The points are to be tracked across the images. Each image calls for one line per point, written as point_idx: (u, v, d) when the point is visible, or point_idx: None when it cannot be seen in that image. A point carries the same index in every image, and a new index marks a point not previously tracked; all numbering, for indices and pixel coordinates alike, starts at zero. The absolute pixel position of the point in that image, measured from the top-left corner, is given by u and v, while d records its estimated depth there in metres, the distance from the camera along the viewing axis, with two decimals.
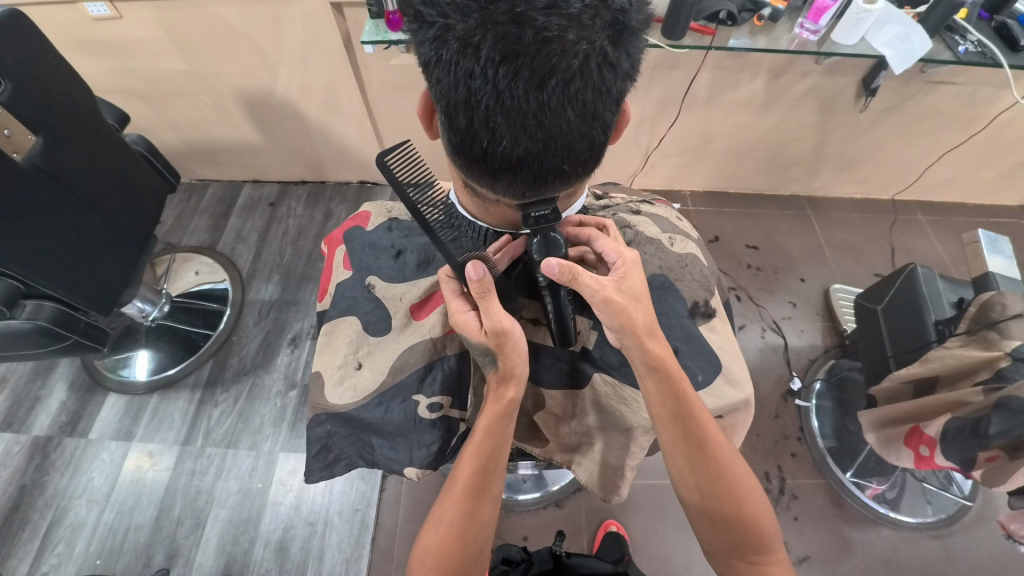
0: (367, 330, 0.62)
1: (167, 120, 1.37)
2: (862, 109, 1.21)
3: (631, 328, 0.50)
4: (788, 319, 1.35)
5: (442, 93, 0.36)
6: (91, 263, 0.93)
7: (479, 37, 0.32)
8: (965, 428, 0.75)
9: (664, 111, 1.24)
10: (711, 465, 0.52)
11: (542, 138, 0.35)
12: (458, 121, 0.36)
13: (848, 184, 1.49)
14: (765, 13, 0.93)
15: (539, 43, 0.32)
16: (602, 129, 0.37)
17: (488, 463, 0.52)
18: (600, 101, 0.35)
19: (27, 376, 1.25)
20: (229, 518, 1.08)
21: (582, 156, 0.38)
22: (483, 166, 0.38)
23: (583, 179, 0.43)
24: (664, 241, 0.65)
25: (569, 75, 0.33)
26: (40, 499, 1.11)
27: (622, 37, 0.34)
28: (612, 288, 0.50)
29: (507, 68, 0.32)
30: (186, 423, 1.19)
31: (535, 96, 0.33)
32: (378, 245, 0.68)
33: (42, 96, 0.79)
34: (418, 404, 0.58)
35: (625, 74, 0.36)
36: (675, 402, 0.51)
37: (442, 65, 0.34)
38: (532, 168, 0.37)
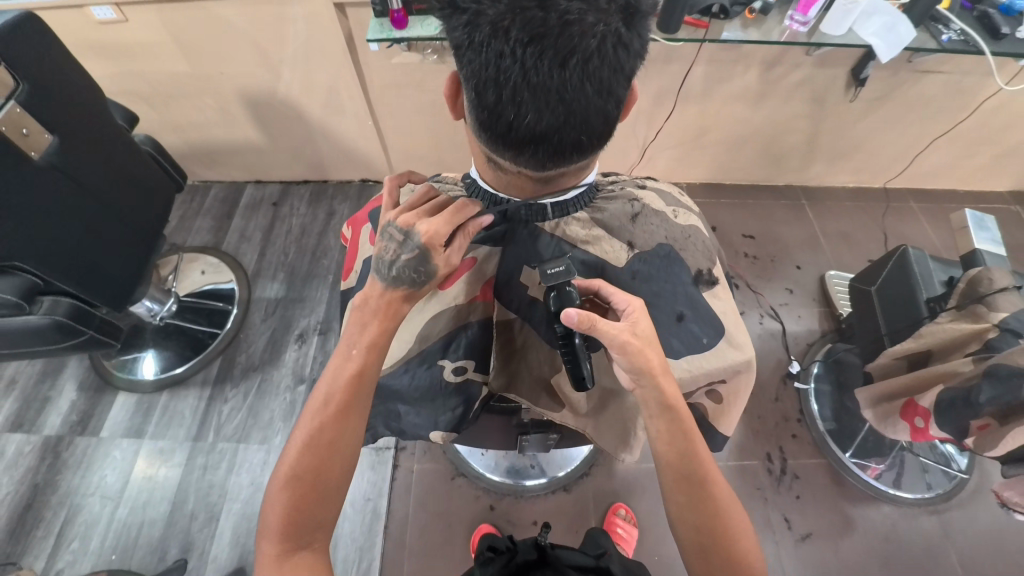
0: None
1: (171, 122, 1.39)
2: (852, 99, 1.24)
3: (647, 369, 0.51)
4: (786, 305, 1.38)
5: (472, 74, 0.38)
6: (104, 260, 0.94)
7: (508, 21, 0.35)
8: (958, 398, 0.78)
9: (660, 104, 1.27)
10: (709, 504, 0.51)
11: (564, 113, 0.38)
12: (486, 98, 0.39)
13: (841, 173, 1.53)
14: (756, 6, 0.97)
15: (562, 25, 0.35)
16: (616, 104, 0.40)
17: (348, 388, 0.53)
18: (615, 78, 0.38)
19: (35, 377, 1.26)
20: (242, 511, 1.10)
21: (598, 130, 0.41)
22: (507, 140, 0.41)
23: (596, 153, 0.46)
24: (669, 214, 0.67)
25: (589, 54, 0.36)
26: (53, 498, 1.12)
27: (635, 19, 0.37)
28: (630, 335, 0.51)
29: (533, 49, 0.35)
30: (196, 419, 1.21)
31: (558, 74, 0.36)
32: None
33: (57, 96, 0.81)
34: (443, 368, 0.61)
35: (637, 53, 0.38)
36: (682, 441, 0.52)
37: (472, 47, 0.37)
38: (553, 141, 0.40)
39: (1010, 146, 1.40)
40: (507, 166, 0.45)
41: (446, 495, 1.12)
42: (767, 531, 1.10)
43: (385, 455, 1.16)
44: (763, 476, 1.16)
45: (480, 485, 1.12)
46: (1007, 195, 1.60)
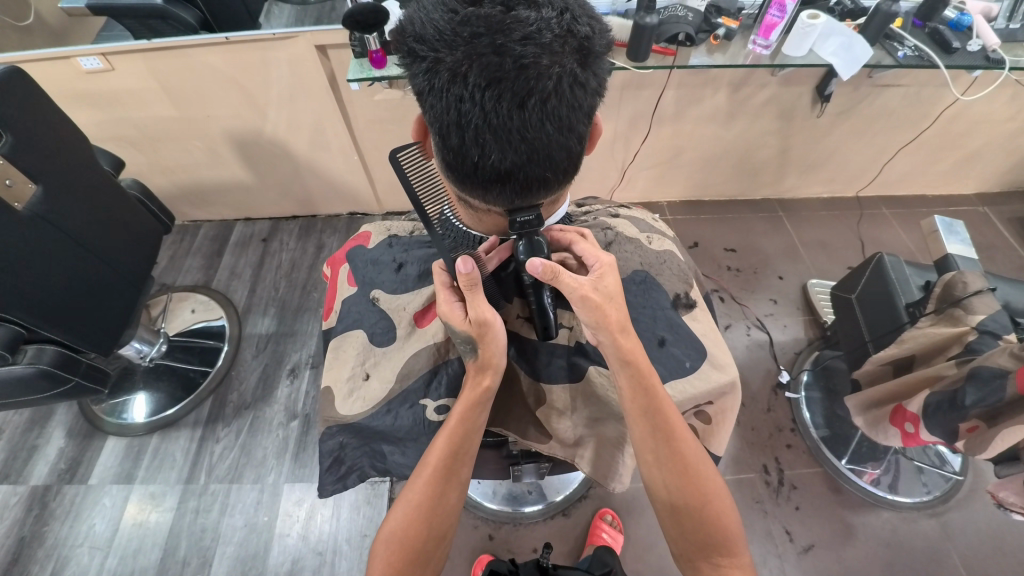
0: (372, 342, 0.65)
1: (158, 165, 1.41)
2: (819, 114, 1.29)
3: (607, 326, 0.53)
4: (771, 316, 1.41)
5: (435, 117, 0.40)
6: (91, 305, 0.94)
7: (466, 67, 0.36)
8: (943, 401, 0.79)
9: (636, 127, 1.32)
10: (675, 456, 0.53)
11: (526, 151, 0.40)
12: (451, 140, 0.40)
13: (815, 184, 1.57)
14: (720, 33, 1.02)
15: (518, 69, 0.36)
16: (577, 140, 0.42)
17: (460, 449, 0.53)
18: (574, 115, 0.39)
19: (23, 426, 1.25)
20: (237, 554, 1.08)
21: (562, 164, 0.43)
22: (475, 178, 0.43)
23: (565, 185, 0.48)
24: (643, 240, 0.70)
25: (546, 95, 0.37)
26: (40, 550, 1.09)
27: (589, 59, 0.39)
28: (590, 288, 0.52)
29: (492, 92, 0.37)
30: (188, 461, 1.19)
31: (517, 115, 0.38)
32: (380, 265, 0.70)
33: (42, 147, 0.83)
34: (426, 407, 0.61)
35: (594, 92, 0.40)
36: (645, 397, 0.53)
37: (434, 92, 0.38)
38: (520, 176, 0.42)
39: (972, 151, 1.46)
40: (478, 202, 0.47)
41: None
42: (768, 544, 1.09)
43: (380, 488, 1.15)
44: (761, 488, 1.15)
45: (477, 513, 1.11)
46: (975, 197, 1.66)
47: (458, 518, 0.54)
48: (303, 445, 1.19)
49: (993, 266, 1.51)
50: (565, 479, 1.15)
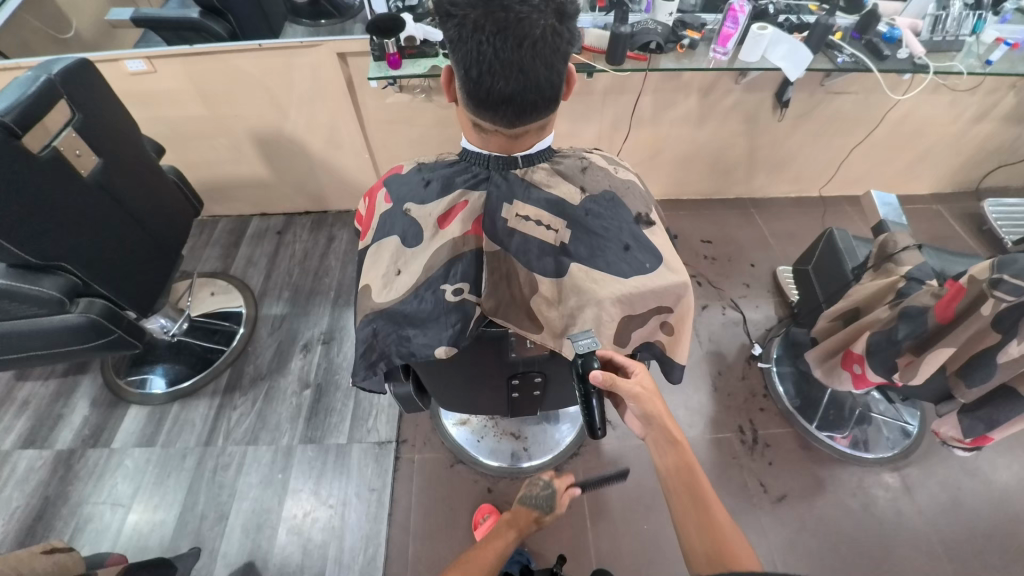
0: (404, 244, 0.64)
1: (185, 162, 1.55)
2: (779, 118, 1.47)
3: (655, 411, 0.65)
4: (744, 297, 1.54)
5: (460, 58, 0.54)
6: (133, 269, 1.05)
7: (482, 19, 0.51)
8: (882, 340, 0.92)
9: (617, 128, 1.49)
10: (709, 522, 0.57)
11: (523, 81, 0.54)
12: (470, 73, 0.54)
13: (781, 183, 1.74)
14: (685, 42, 1.20)
15: (517, 21, 0.51)
16: (559, 77, 0.56)
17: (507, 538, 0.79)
18: (556, 57, 0.54)
19: (49, 397, 1.33)
20: (251, 509, 1.15)
21: (549, 94, 0.57)
22: (487, 103, 0.56)
23: (550, 114, 0.62)
24: (610, 169, 0.72)
25: (537, 39, 0.52)
26: (64, 507, 1.16)
27: (566, 18, 0.54)
28: (644, 391, 0.64)
29: (499, 36, 0.51)
30: (206, 426, 1.27)
31: (517, 53, 0.52)
32: (411, 181, 0.68)
33: (103, 127, 0.97)
34: (445, 291, 0.61)
35: (570, 41, 0.55)
36: (683, 468, 0.62)
37: (459, 40, 0.53)
38: (518, 100, 0.56)
39: (919, 152, 1.64)
40: (487, 125, 0.61)
41: (446, 482, 1.19)
42: (744, 495, 1.19)
43: (387, 448, 1.24)
44: (738, 446, 1.26)
45: (478, 470, 1.20)
46: (929, 196, 1.84)
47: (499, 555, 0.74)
48: (315, 411, 1.29)
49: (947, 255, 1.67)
50: (558, 438, 1.25)
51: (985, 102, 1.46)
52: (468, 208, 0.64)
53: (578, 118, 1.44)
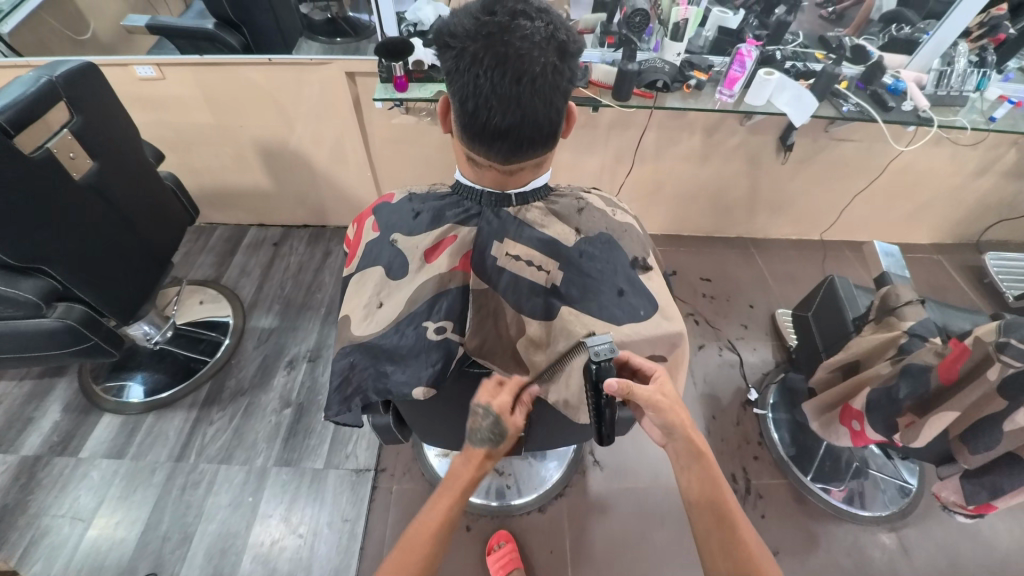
0: (388, 276, 0.63)
1: (187, 168, 1.54)
2: (783, 160, 1.47)
3: (679, 422, 0.59)
4: (742, 339, 1.51)
5: (457, 90, 0.53)
6: (120, 275, 1.03)
7: (481, 52, 0.49)
8: (882, 396, 0.89)
9: (622, 161, 1.48)
10: (740, 550, 0.53)
11: (520, 118, 0.52)
12: (467, 106, 0.53)
13: (783, 225, 1.73)
14: (692, 83, 1.21)
15: (517, 56, 0.49)
16: (558, 115, 0.55)
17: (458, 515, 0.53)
18: (556, 95, 0.52)
19: (22, 399, 1.28)
20: (218, 532, 1.10)
21: (547, 131, 0.55)
22: (482, 136, 0.55)
23: (548, 151, 0.60)
24: (608, 212, 0.70)
25: (536, 76, 0.50)
26: (22, 518, 1.10)
27: (568, 57, 0.52)
28: (661, 394, 0.58)
29: (497, 70, 0.49)
30: (180, 440, 1.23)
31: (515, 88, 0.50)
32: (402, 209, 0.68)
33: (103, 131, 0.96)
34: (427, 329, 0.59)
35: (571, 80, 0.53)
36: (708, 485, 0.57)
37: (457, 71, 0.52)
38: (514, 135, 0.54)
39: (921, 201, 1.64)
40: (482, 159, 0.59)
41: None
42: None
43: (365, 476, 1.19)
44: None
45: None
46: (930, 246, 1.83)
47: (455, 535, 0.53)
48: (294, 432, 1.24)
49: None
50: (543, 475, 1.20)
51: (987, 158, 1.46)
52: (457, 242, 0.63)
53: (581, 148, 1.44)
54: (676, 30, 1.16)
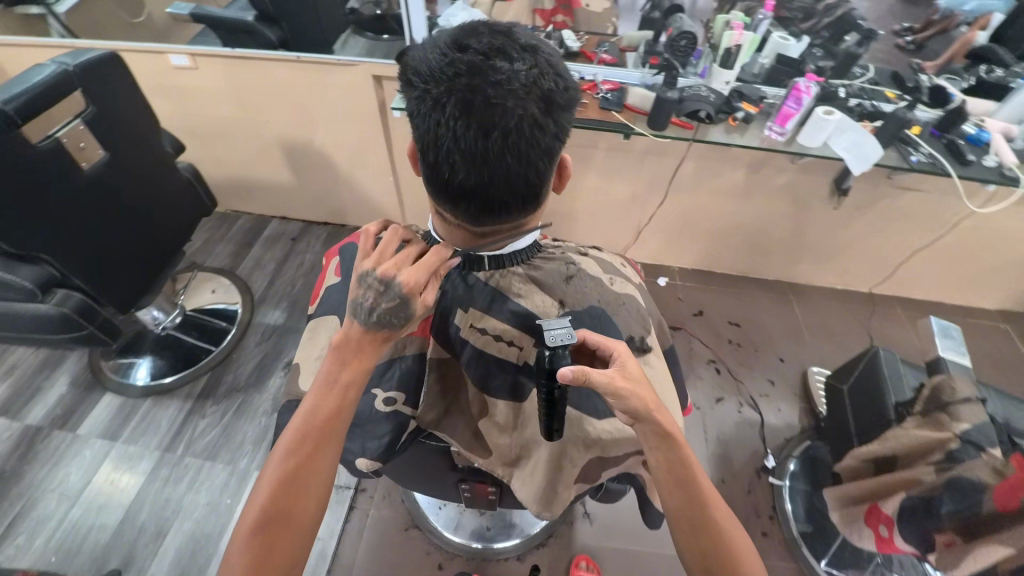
0: (343, 329, 0.59)
1: (214, 157, 1.55)
2: (836, 206, 1.32)
3: (642, 407, 0.51)
4: (766, 396, 1.38)
5: (418, 136, 0.46)
6: (122, 265, 1.03)
7: (445, 97, 0.43)
8: (919, 507, 0.77)
9: (654, 190, 1.38)
10: (716, 539, 0.50)
11: (486, 176, 0.45)
12: (428, 156, 0.47)
13: (828, 273, 1.57)
14: (739, 115, 1.08)
15: (487, 105, 0.42)
16: (536, 176, 0.47)
17: (326, 429, 0.49)
18: (533, 154, 0.45)
19: (34, 368, 1.32)
20: (191, 531, 1.09)
21: (521, 193, 0.48)
22: (446, 191, 0.48)
23: (526, 213, 0.53)
24: (604, 280, 0.66)
25: (507, 131, 0.43)
26: (14, 488, 1.13)
27: (551, 109, 0.45)
28: (621, 378, 0.50)
29: (461, 120, 0.43)
30: (172, 430, 1.24)
31: (481, 142, 0.43)
32: (365, 254, 0.63)
33: (118, 123, 0.96)
34: (375, 397, 0.55)
35: (555, 136, 0.46)
36: (677, 463, 0.51)
37: (419, 116, 0.45)
38: (481, 194, 0.47)
39: (994, 265, 1.45)
40: (449, 215, 0.53)
41: (396, 546, 1.09)
42: None
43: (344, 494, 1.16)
44: None
45: (433, 539, 1.10)
46: (999, 314, 1.61)
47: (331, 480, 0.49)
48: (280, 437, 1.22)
49: (1013, 387, 1.44)
50: (527, 522, 1.13)
51: None
52: None
53: (611, 173, 1.35)
54: (727, 55, 1.05)
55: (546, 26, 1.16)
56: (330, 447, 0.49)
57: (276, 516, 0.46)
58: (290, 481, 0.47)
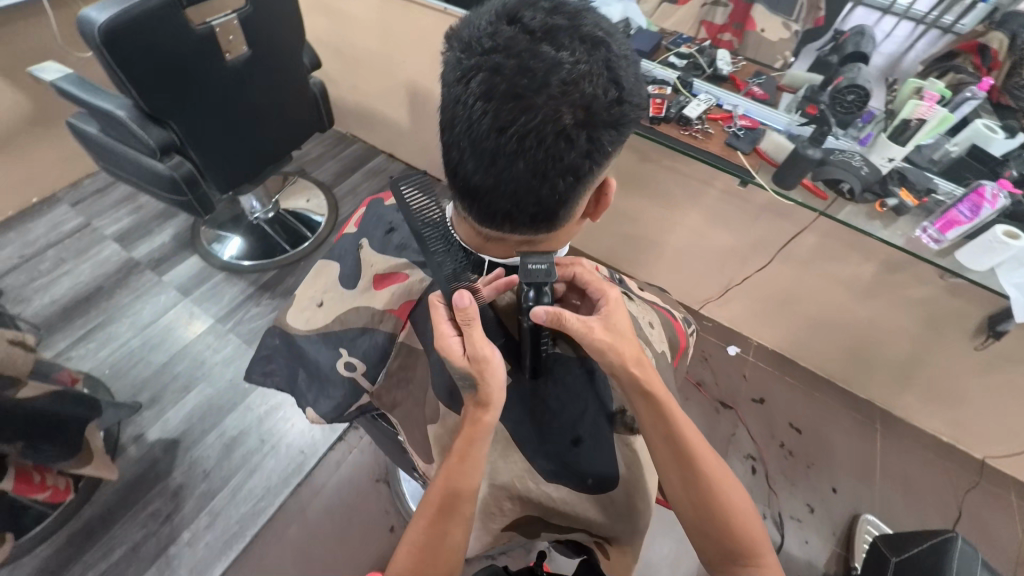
0: (339, 281, 0.65)
1: (349, 81, 1.64)
2: (977, 347, 1.05)
3: (619, 360, 0.55)
4: (796, 522, 1.18)
5: (443, 110, 0.45)
6: (233, 152, 1.13)
7: (473, 75, 0.40)
8: None
9: (757, 252, 1.21)
10: (707, 490, 0.55)
11: (494, 175, 0.43)
12: (446, 134, 0.45)
13: (940, 421, 1.28)
14: (890, 202, 0.78)
15: (512, 95, 0.39)
16: (550, 191, 0.44)
17: (455, 490, 0.51)
18: (549, 166, 0.42)
19: (155, 213, 1.54)
20: (209, 398, 1.21)
21: (529, 207, 0.45)
22: (455, 179, 0.47)
23: (537, 230, 0.50)
24: None
25: (525, 131, 0.40)
26: (104, 303, 1.33)
27: (586, 120, 0.41)
28: (601, 329, 0.55)
29: (481, 105, 0.40)
30: (230, 306, 1.37)
31: (495, 136, 0.41)
32: (382, 216, 0.68)
33: (268, 26, 1.04)
34: (339, 357, 0.61)
35: (581, 153, 0.42)
36: (665, 423, 0.56)
37: (448, 87, 0.43)
38: (486, 193, 0.45)
39: None
40: (459, 207, 0.51)
41: (361, 492, 1.12)
42: None
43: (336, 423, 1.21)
44: None
45: (397, 502, 1.11)
46: None
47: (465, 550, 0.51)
48: None
49: None
50: None
51: None
52: (405, 285, 0.62)
53: (716, 218, 1.20)
54: (900, 128, 0.76)
55: (705, 41, 0.93)
56: (476, 448, 0.51)
57: None
58: (450, 502, 0.51)
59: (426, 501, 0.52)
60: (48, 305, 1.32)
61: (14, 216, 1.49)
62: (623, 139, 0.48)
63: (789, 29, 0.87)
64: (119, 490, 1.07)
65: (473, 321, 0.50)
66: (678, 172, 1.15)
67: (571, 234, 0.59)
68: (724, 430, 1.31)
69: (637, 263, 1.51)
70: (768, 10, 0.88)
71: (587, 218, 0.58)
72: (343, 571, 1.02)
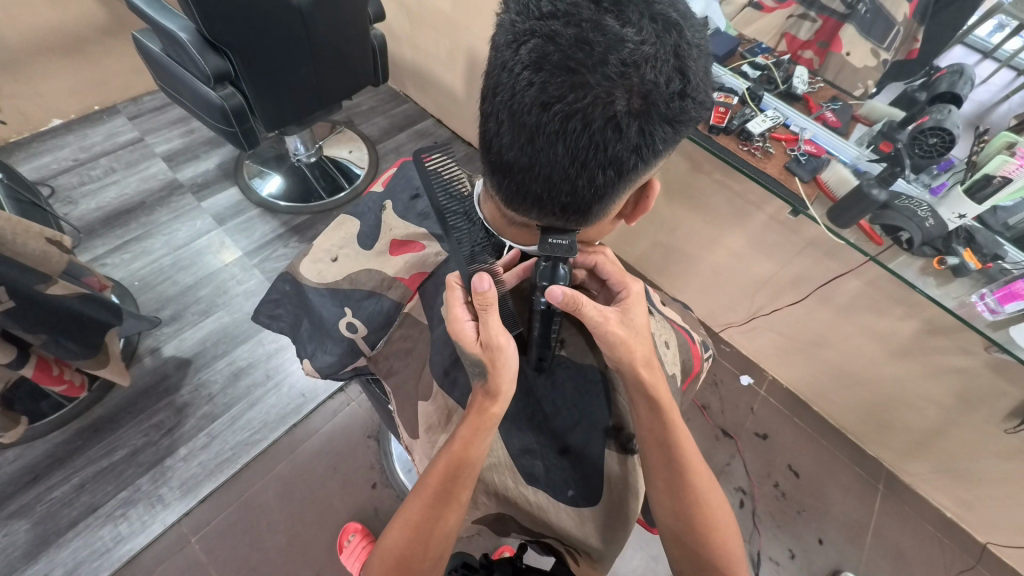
0: (357, 239, 0.65)
1: (409, 39, 1.61)
2: (1009, 431, 0.98)
3: (629, 358, 0.53)
4: (773, 564, 1.16)
5: (488, 76, 0.43)
6: (284, 93, 1.14)
7: (525, 40, 0.38)
8: None
9: (794, 286, 1.15)
10: (691, 501, 0.54)
11: (530, 154, 0.41)
12: (487, 103, 0.43)
13: (950, 498, 1.21)
14: (949, 261, 0.72)
15: (564, 69, 0.37)
16: (587, 182, 0.42)
17: (455, 475, 0.50)
18: (591, 154, 0.40)
19: (204, 139, 1.58)
20: (226, 326, 1.25)
21: (561, 195, 0.43)
22: (489, 153, 0.45)
23: (565, 223, 0.48)
24: None
25: (571, 111, 0.38)
26: (144, 218, 1.39)
27: (640, 109, 0.38)
28: (614, 323, 0.53)
29: (529, 75, 0.38)
30: (259, 241, 1.40)
31: (537, 113, 0.39)
32: (410, 179, 0.67)
33: None
34: (343, 316, 0.62)
35: (628, 145, 0.40)
36: (662, 430, 0.54)
37: (497, 50, 0.41)
38: (518, 172, 0.43)
39: None
40: (487, 185, 0.50)
41: (351, 444, 1.14)
42: None
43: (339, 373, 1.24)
44: None
45: (383, 461, 1.13)
46: None
47: (458, 536, 0.51)
48: None
49: None
50: None
51: None
52: (420, 255, 0.62)
53: (757, 243, 1.14)
54: (980, 184, 0.66)
55: (783, 55, 0.87)
56: (481, 439, 0.51)
57: (403, 564, 0.48)
58: (446, 488, 0.50)
59: (423, 482, 0.51)
60: (94, 210, 1.38)
61: (76, 120, 1.56)
62: (676, 138, 0.45)
63: (877, 57, 0.79)
64: (130, 396, 1.13)
65: (490, 307, 0.48)
66: (727, 188, 1.09)
67: (602, 232, 0.56)
68: (719, 459, 1.28)
69: (665, 273, 1.47)
70: (858, 33, 0.80)
71: (621, 220, 0.56)
72: (320, 515, 1.05)
